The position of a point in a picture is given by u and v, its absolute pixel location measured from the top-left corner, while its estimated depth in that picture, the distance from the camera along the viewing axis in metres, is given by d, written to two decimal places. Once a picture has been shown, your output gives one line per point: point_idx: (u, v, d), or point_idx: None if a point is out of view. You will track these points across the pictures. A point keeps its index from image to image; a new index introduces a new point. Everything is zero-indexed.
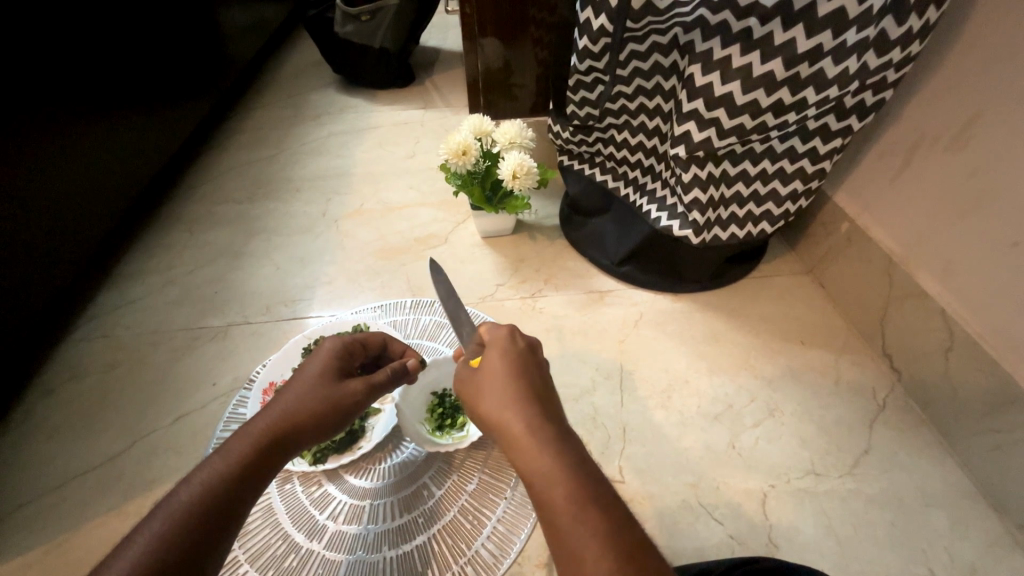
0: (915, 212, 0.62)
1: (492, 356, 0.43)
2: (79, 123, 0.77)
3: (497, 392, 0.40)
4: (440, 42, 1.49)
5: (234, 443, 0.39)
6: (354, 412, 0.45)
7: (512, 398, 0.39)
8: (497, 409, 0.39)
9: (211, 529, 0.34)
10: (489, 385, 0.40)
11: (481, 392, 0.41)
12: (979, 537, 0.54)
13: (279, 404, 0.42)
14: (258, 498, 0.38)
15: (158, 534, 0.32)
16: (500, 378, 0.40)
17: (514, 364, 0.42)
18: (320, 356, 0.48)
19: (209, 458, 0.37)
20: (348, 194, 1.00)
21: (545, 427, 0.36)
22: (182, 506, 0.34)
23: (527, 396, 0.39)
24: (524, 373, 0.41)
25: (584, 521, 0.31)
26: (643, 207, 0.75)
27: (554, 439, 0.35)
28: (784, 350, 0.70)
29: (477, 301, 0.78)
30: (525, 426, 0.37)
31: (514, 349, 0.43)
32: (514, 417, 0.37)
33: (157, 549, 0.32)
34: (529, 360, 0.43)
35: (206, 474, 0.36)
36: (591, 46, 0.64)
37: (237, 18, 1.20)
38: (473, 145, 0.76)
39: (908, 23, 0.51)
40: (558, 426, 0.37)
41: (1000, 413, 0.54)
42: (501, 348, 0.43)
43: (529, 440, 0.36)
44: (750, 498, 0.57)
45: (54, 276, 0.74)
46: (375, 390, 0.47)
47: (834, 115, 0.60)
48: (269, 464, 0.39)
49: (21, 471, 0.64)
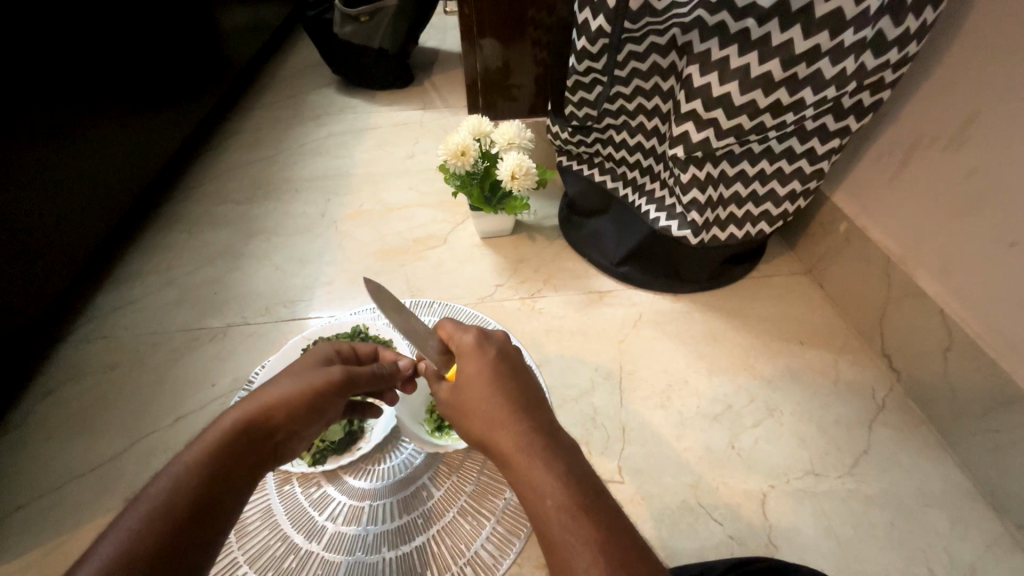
0: (913, 212, 0.62)
1: (468, 363, 0.42)
2: (77, 124, 0.77)
3: (479, 403, 0.39)
4: (439, 43, 1.49)
5: (205, 434, 0.38)
6: (331, 401, 0.45)
7: (501, 408, 0.38)
8: (482, 421, 0.38)
9: (188, 520, 0.33)
10: (469, 394, 0.40)
11: (464, 403, 0.40)
12: (978, 537, 0.54)
13: (257, 394, 0.42)
14: (235, 491, 0.37)
15: (133, 527, 0.32)
16: (479, 388, 0.40)
17: (490, 369, 0.41)
18: (307, 356, 0.48)
19: (181, 449, 0.37)
20: (347, 195, 1.00)
21: (534, 436, 0.36)
22: (156, 496, 0.33)
23: (517, 405, 0.39)
24: (504, 379, 0.40)
25: (578, 533, 0.31)
26: (643, 208, 0.75)
27: (546, 449, 0.36)
28: (783, 350, 0.70)
29: (477, 301, 0.78)
30: (512, 438, 0.36)
31: (500, 355, 0.42)
32: (500, 429, 0.37)
33: (130, 542, 0.31)
34: (506, 361, 0.42)
35: (179, 465, 0.36)
36: (589, 46, 0.64)
37: (237, 19, 1.20)
38: (471, 146, 0.76)
39: (906, 23, 0.51)
40: (544, 432, 0.37)
41: (998, 413, 0.54)
42: (484, 353, 0.42)
43: (518, 453, 0.36)
44: (750, 499, 0.57)
45: (53, 277, 0.74)
46: (355, 380, 0.46)
47: (833, 115, 0.60)
48: (244, 453, 0.39)
49: (20, 472, 0.64)
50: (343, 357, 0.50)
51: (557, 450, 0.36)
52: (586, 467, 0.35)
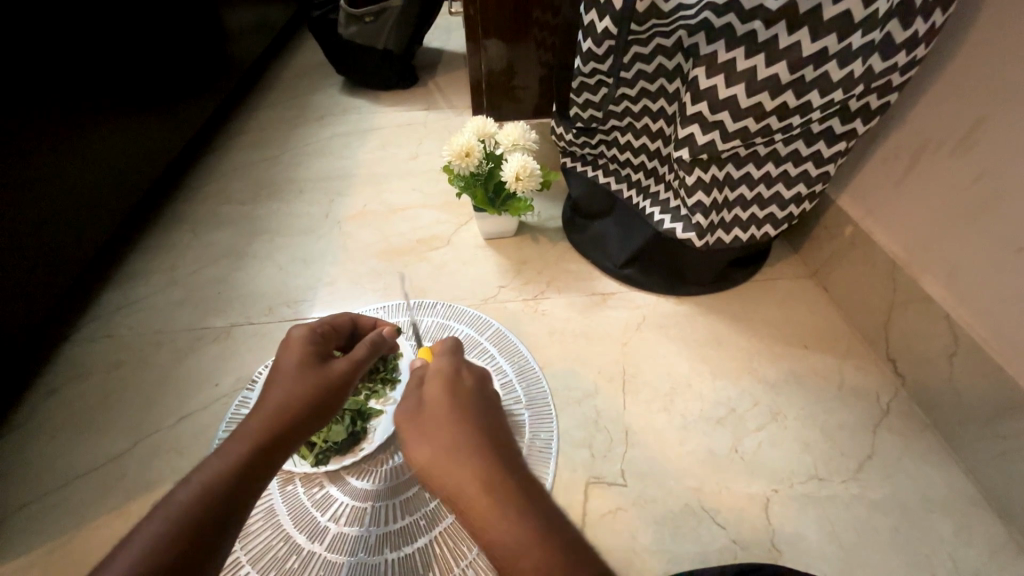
0: (920, 216, 0.62)
1: (445, 399, 0.37)
2: (84, 122, 0.78)
3: (457, 454, 0.33)
4: (444, 43, 1.49)
5: (231, 442, 0.37)
6: (344, 392, 0.44)
7: (462, 446, 0.34)
8: (459, 479, 0.32)
9: (212, 527, 0.33)
10: (441, 435, 0.35)
11: (439, 446, 0.34)
12: (983, 544, 0.54)
13: (271, 397, 0.41)
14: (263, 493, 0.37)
15: (156, 537, 0.32)
16: (457, 426, 0.35)
17: (481, 413, 0.36)
18: (293, 343, 0.46)
19: (204, 459, 0.36)
20: (351, 195, 1.00)
21: (500, 483, 0.32)
22: (181, 507, 0.33)
23: (479, 442, 0.34)
24: (469, 411, 0.36)
25: None
26: (647, 210, 0.75)
27: (515, 495, 0.31)
28: (787, 354, 0.70)
29: (480, 302, 0.78)
30: (496, 511, 0.31)
31: (460, 388, 0.38)
32: (481, 493, 0.31)
33: (153, 553, 0.31)
34: (488, 401, 0.38)
35: (204, 472, 0.35)
36: (595, 48, 0.64)
37: (242, 18, 1.21)
38: (476, 147, 0.76)
39: (913, 27, 0.51)
40: (543, 505, 0.32)
41: (1004, 420, 0.54)
42: (446, 386, 0.38)
43: (506, 523, 0.30)
44: (753, 504, 0.57)
45: (59, 276, 0.74)
46: (359, 364, 0.46)
47: (839, 119, 0.60)
48: (272, 459, 0.38)
49: (22, 471, 0.64)
50: (327, 338, 0.49)
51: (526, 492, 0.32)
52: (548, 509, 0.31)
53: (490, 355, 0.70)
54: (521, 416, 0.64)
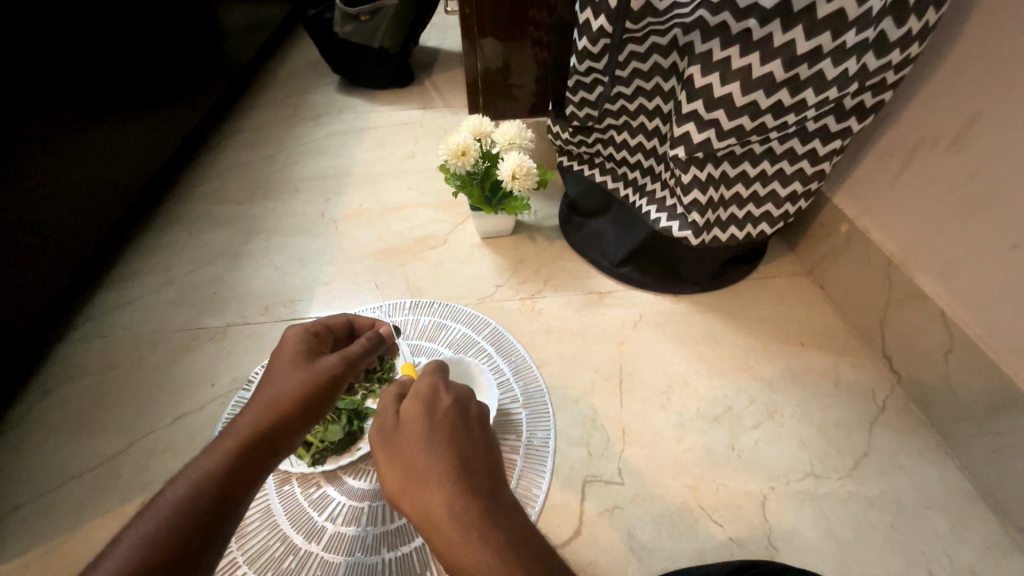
0: (916, 214, 0.62)
1: (421, 418, 0.37)
2: (78, 123, 0.78)
3: (428, 477, 0.33)
4: (440, 43, 1.49)
5: (221, 442, 0.37)
6: (335, 390, 0.44)
7: (433, 468, 0.34)
8: (427, 503, 0.33)
9: (203, 525, 0.33)
10: (415, 457, 0.35)
11: (410, 467, 0.34)
12: (979, 540, 0.54)
13: (262, 396, 0.41)
14: (255, 492, 0.37)
15: (148, 533, 0.31)
16: (430, 448, 0.35)
17: (456, 433, 0.36)
18: (286, 344, 0.46)
19: (195, 458, 0.36)
20: (347, 194, 1.00)
21: (467, 508, 0.32)
22: (170, 506, 0.33)
23: (451, 464, 0.34)
24: (444, 431, 0.36)
25: None
26: (643, 208, 0.75)
27: (483, 520, 0.32)
28: (784, 352, 0.70)
29: (477, 302, 0.78)
30: (463, 538, 0.31)
31: (440, 406, 0.38)
32: (447, 519, 0.32)
33: (143, 550, 0.31)
34: (467, 420, 0.38)
35: (195, 469, 0.35)
36: (591, 46, 0.64)
37: (237, 18, 1.20)
38: (472, 146, 0.76)
39: (908, 25, 0.51)
40: (514, 531, 0.32)
41: (1000, 416, 0.54)
42: (423, 405, 0.38)
43: (470, 551, 0.31)
44: (750, 501, 0.57)
45: (54, 276, 0.74)
46: (351, 361, 0.46)
47: (834, 116, 0.60)
48: (263, 457, 0.38)
49: (17, 472, 0.64)
50: (320, 337, 0.49)
51: (494, 518, 0.32)
52: (516, 535, 0.32)
53: (487, 354, 0.70)
54: (518, 415, 0.64)
